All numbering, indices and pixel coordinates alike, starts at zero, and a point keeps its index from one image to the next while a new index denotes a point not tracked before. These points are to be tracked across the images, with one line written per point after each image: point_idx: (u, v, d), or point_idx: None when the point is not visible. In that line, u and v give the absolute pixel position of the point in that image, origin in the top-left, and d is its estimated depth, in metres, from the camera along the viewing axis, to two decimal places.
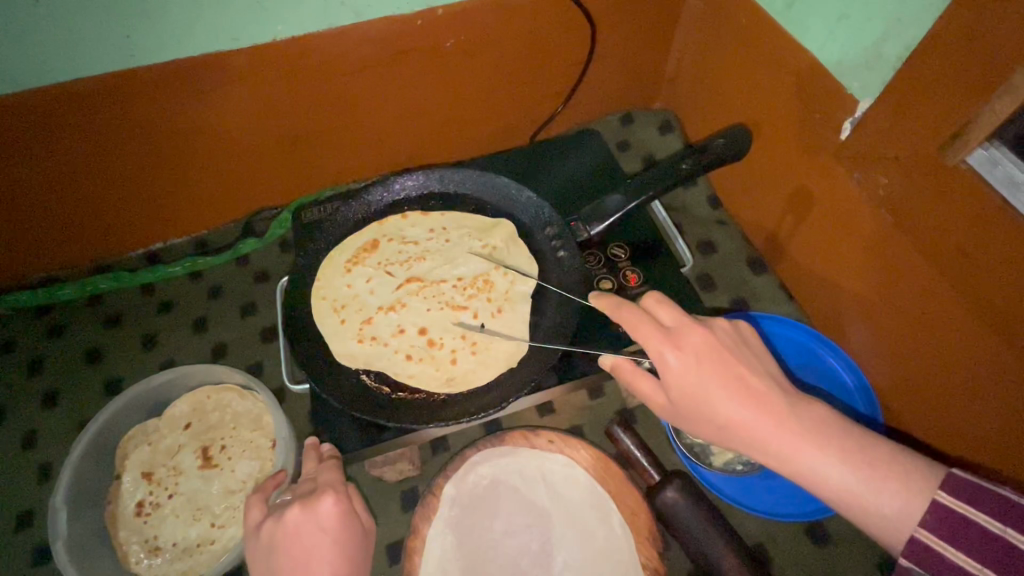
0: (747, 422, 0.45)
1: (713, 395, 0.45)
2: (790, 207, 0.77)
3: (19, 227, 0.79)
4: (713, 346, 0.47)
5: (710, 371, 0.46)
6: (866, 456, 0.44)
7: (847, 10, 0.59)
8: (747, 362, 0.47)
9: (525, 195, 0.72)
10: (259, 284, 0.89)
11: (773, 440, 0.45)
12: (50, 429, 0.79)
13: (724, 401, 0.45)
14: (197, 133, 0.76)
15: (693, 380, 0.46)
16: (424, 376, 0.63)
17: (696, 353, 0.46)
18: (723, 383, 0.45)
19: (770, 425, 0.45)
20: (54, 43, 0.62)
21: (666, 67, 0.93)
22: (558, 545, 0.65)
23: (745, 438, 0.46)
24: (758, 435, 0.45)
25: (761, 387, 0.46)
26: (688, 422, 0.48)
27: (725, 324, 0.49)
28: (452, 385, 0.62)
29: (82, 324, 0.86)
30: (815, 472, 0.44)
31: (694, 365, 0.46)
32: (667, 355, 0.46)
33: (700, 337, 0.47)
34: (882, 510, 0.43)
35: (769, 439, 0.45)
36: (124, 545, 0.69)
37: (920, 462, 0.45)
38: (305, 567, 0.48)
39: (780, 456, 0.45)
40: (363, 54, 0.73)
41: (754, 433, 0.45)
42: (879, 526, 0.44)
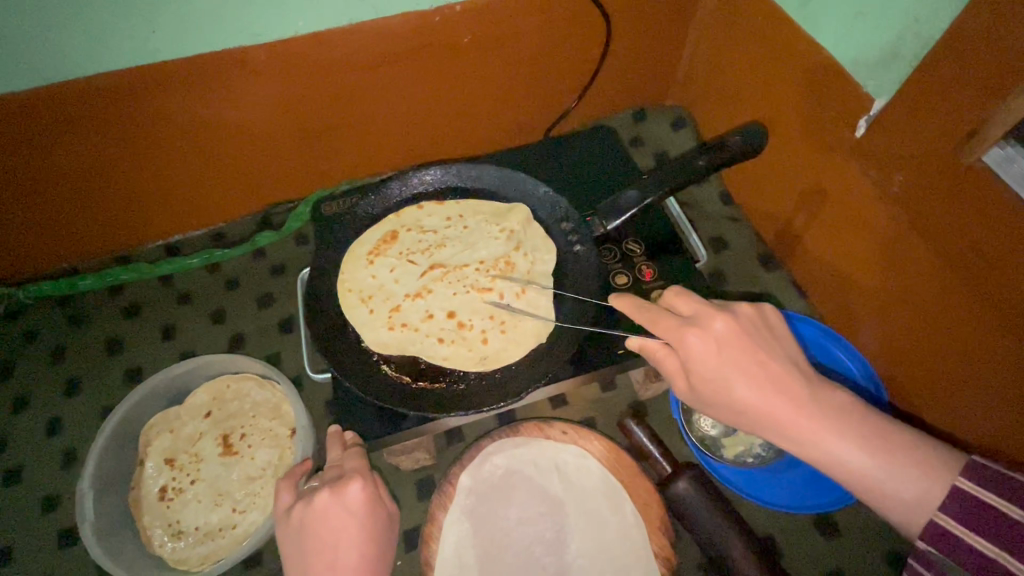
0: (767, 408, 0.46)
1: (732, 385, 0.47)
2: (803, 204, 0.78)
3: (43, 218, 0.81)
4: (734, 335, 0.47)
5: (729, 358, 0.47)
6: (884, 446, 0.45)
7: (864, 8, 0.60)
8: (771, 349, 0.48)
9: (541, 190, 0.74)
10: (275, 276, 0.90)
11: (793, 426, 0.46)
12: (73, 416, 0.81)
13: (744, 388, 0.46)
14: (215, 127, 0.77)
15: (714, 365, 0.47)
16: (458, 357, 0.64)
17: (717, 338, 0.47)
18: (745, 367, 0.46)
19: (790, 412, 0.46)
20: (80, 38, 0.63)
21: (679, 63, 0.93)
22: (572, 533, 0.67)
23: (766, 421, 0.47)
24: (778, 420, 0.46)
25: (781, 369, 0.47)
26: (710, 407, 0.50)
27: (749, 310, 0.49)
28: (483, 363, 0.64)
29: (103, 314, 0.88)
30: (834, 459, 0.45)
31: (715, 351, 0.47)
32: (691, 339, 0.47)
33: (723, 324, 0.48)
34: (898, 495, 0.45)
35: (789, 422, 0.46)
36: (149, 528, 0.71)
37: (936, 452, 0.46)
38: (333, 548, 0.51)
39: (798, 444, 0.46)
40: (381, 50, 0.74)
41: (776, 418, 0.46)
42: (896, 510, 0.45)
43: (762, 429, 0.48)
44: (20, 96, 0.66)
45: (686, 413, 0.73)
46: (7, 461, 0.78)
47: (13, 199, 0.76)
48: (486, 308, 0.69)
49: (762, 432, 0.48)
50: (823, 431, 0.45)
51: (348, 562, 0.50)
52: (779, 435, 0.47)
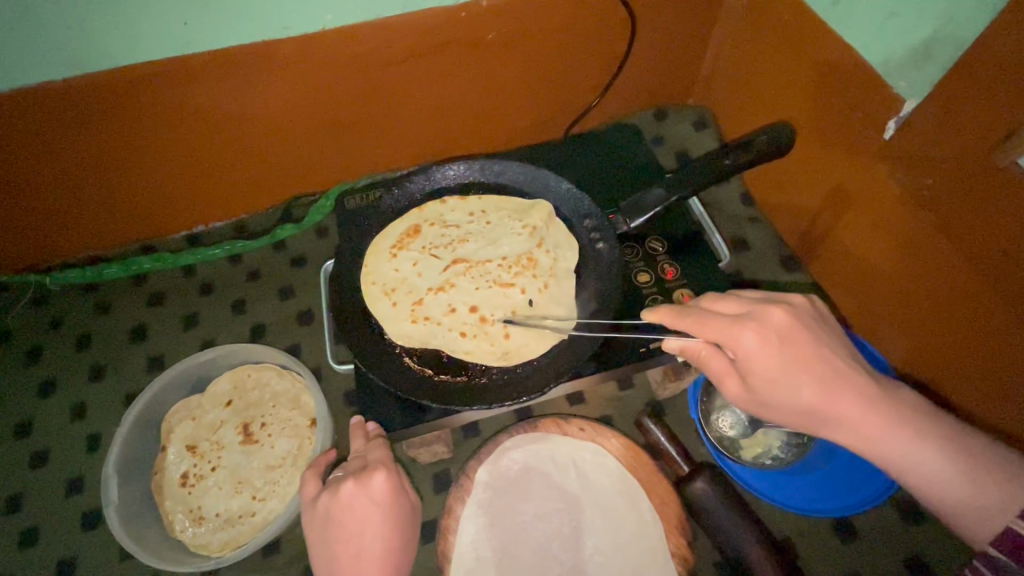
0: (827, 400, 0.48)
1: (798, 380, 0.48)
2: (826, 206, 0.77)
3: (71, 206, 0.82)
4: (794, 327, 0.49)
5: (790, 351, 0.48)
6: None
7: (897, 8, 0.59)
8: (829, 341, 0.49)
9: (564, 187, 0.74)
10: (296, 268, 0.91)
11: (853, 415, 0.48)
12: (97, 401, 0.83)
13: (806, 383, 0.48)
14: (242, 119, 0.78)
15: (776, 360, 0.48)
16: (480, 351, 0.65)
17: (777, 332, 0.48)
18: (807, 362, 0.48)
19: (850, 402, 0.48)
20: (113, 29, 0.64)
21: (702, 63, 0.93)
22: (588, 530, 0.67)
23: (828, 415, 0.49)
24: (844, 414, 0.48)
25: (842, 363, 0.49)
26: (769, 407, 0.50)
27: (803, 302, 0.51)
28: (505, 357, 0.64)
29: (127, 302, 0.89)
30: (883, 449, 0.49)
31: (776, 345, 0.48)
32: (749, 336, 0.48)
33: (782, 317, 0.49)
34: None
35: (852, 415, 0.48)
36: (170, 513, 0.72)
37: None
38: (359, 537, 0.53)
39: (859, 437, 0.49)
40: (408, 45, 0.74)
41: (840, 412, 0.48)
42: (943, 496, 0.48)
43: (819, 422, 0.50)
44: (52, 86, 0.67)
45: (704, 412, 0.73)
46: (34, 443, 0.80)
47: (43, 186, 0.78)
48: (508, 303, 0.69)
49: (816, 424, 0.50)
50: (875, 417, 0.48)
51: (373, 550, 0.52)
52: (838, 426, 0.49)
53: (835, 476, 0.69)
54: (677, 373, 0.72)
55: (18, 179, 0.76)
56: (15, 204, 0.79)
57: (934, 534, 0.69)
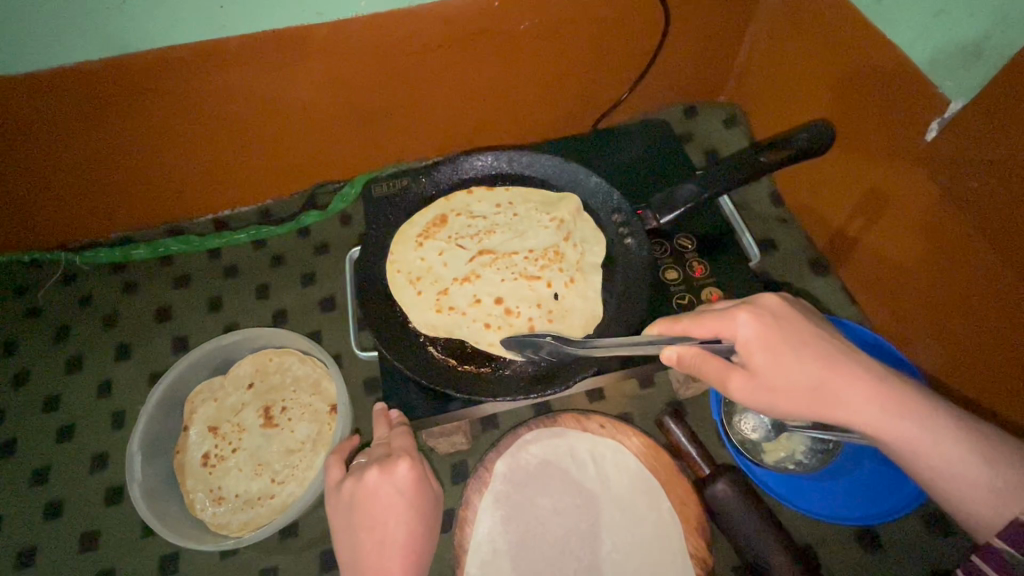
0: (828, 377, 0.48)
1: (800, 356, 0.48)
2: (860, 208, 0.75)
3: (102, 185, 0.83)
4: (785, 307, 0.50)
5: (787, 330, 0.49)
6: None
7: (946, 5, 0.57)
8: (820, 324, 0.51)
9: (593, 180, 0.74)
10: (319, 254, 0.92)
11: (855, 387, 0.48)
12: (123, 378, 0.84)
13: (806, 358, 0.48)
14: (272, 103, 0.78)
15: (775, 340, 0.48)
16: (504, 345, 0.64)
17: (771, 312, 0.49)
18: (804, 338, 0.48)
19: (852, 376, 0.48)
20: (150, 11, 0.64)
21: (734, 59, 0.91)
22: (605, 526, 0.67)
23: (839, 396, 0.48)
24: (851, 388, 0.48)
25: (840, 343, 0.49)
26: (777, 393, 0.48)
27: (792, 295, 0.53)
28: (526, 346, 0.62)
29: (154, 283, 0.90)
30: (910, 451, 0.48)
31: (773, 325, 0.49)
32: (745, 315, 0.49)
33: (774, 300, 0.51)
34: None
35: (861, 393, 0.47)
36: (191, 492, 0.73)
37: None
38: (382, 524, 0.53)
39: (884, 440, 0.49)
40: (439, 33, 0.74)
41: (847, 387, 0.48)
42: (978, 508, 0.47)
43: (828, 406, 0.48)
44: (88, 67, 0.67)
45: (726, 413, 0.72)
46: (60, 418, 0.81)
47: (75, 165, 0.79)
48: (533, 296, 0.69)
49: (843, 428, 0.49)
50: (884, 397, 0.48)
51: (395, 538, 0.52)
52: (847, 408, 0.48)
53: (861, 482, 0.67)
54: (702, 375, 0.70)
55: (52, 156, 0.77)
56: (48, 182, 0.80)
57: (961, 549, 0.67)
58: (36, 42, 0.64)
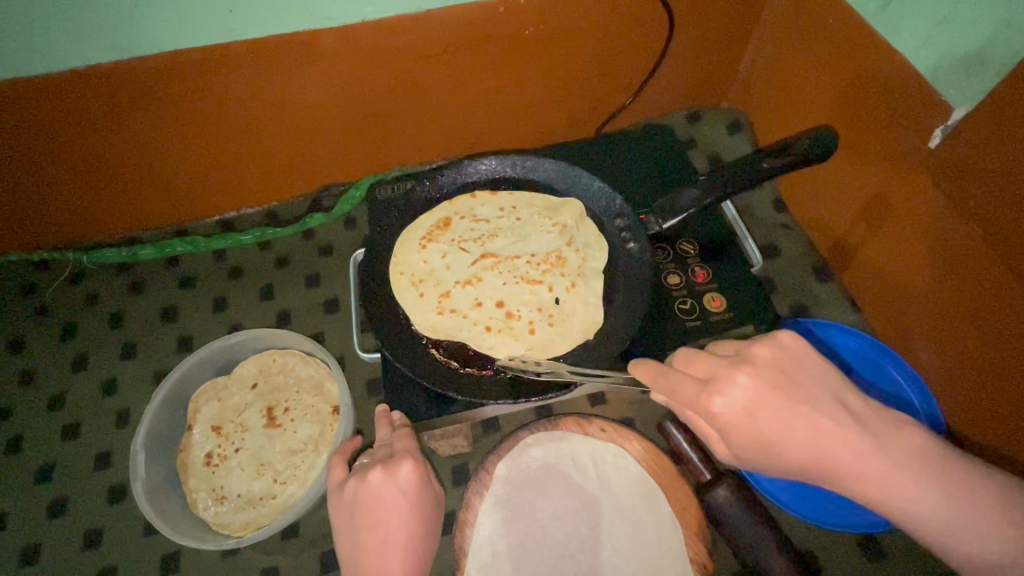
0: (816, 454, 0.43)
1: (783, 446, 0.43)
2: (863, 215, 0.75)
3: (110, 187, 0.84)
4: (758, 387, 0.44)
5: (767, 418, 0.43)
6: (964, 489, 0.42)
7: (949, 12, 0.57)
8: (810, 395, 0.44)
9: (596, 186, 0.74)
10: (323, 256, 0.92)
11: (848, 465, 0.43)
12: (127, 377, 0.85)
13: (791, 447, 0.43)
14: (277, 107, 0.79)
15: (752, 428, 0.44)
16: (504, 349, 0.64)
17: (745, 401, 0.44)
18: (788, 424, 0.43)
19: (843, 451, 0.43)
20: (161, 15, 0.65)
21: (739, 65, 0.92)
22: (605, 531, 0.66)
23: (832, 478, 0.44)
24: (843, 474, 0.43)
25: (832, 420, 0.43)
26: (765, 467, 0.47)
27: (767, 352, 0.45)
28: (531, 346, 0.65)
29: (159, 283, 0.91)
30: None
31: (749, 414, 0.44)
32: (715, 408, 0.44)
33: (747, 380, 0.44)
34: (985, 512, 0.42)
35: (856, 478, 0.43)
36: (193, 491, 0.74)
37: (1017, 490, 0.43)
38: (385, 524, 0.53)
39: None
40: (444, 38, 0.75)
41: (838, 472, 0.43)
42: None
43: (823, 476, 0.44)
44: (100, 70, 0.69)
45: None
46: (66, 416, 0.82)
47: (84, 166, 0.80)
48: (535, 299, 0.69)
49: None
50: (882, 466, 0.42)
51: (397, 539, 0.53)
52: (846, 483, 0.43)
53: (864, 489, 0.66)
54: None
55: (61, 157, 0.78)
56: (59, 181, 0.81)
57: None
58: (50, 44, 0.65)
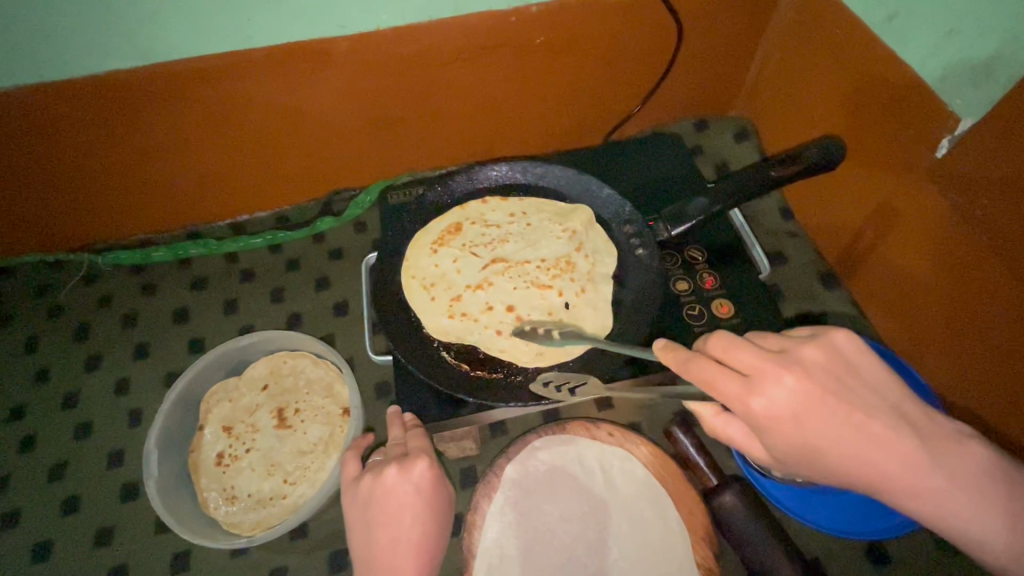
0: (858, 460, 0.43)
1: (826, 449, 0.43)
2: (870, 223, 0.76)
3: (127, 189, 0.86)
4: (807, 389, 0.43)
5: (814, 421, 0.43)
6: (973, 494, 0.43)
7: (955, 24, 0.58)
8: (857, 400, 0.44)
9: (605, 192, 0.75)
10: (334, 259, 0.93)
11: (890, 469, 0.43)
12: (140, 377, 0.86)
13: (834, 452, 0.43)
14: (291, 113, 0.80)
15: (796, 431, 0.43)
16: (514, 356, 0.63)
17: (794, 400, 0.43)
18: (833, 429, 0.43)
19: (885, 457, 0.43)
20: (182, 24, 0.67)
21: (746, 74, 0.93)
22: (612, 535, 0.67)
23: (869, 484, 0.44)
24: (883, 480, 0.44)
25: (877, 428, 0.43)
26: (798, 469, 0.47)
27: (816, 355, 0.45)
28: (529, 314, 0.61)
29: (172, 285, 0.92)
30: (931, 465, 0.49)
31: (796, 415, 0.43)
32: (760, 406, 0.43)
33: (792, 381, 0.43)
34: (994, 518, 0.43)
35: (894, 483, 0.43)
36: (205, 491, 0.75)
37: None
38: (398, 523, 0.54)
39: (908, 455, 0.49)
40: (456, 46, 0.76)
41: (877, 478, 0.44)
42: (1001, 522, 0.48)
43: (861, 482, 0.44)
44: (120, 75, 0.70)
45: None
46: (79, 415, 0.83)
47: (102, 168, 0.81)
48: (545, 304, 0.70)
49: None
50: (922, 468, 0.43)
51: (410, 538, 0.53)
52: (883, 489, 0.44)
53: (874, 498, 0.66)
54: None
55: (80, 160, 0.79)
56: (77, 184, 0.83)
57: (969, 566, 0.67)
58: (73, 51, 0.67)
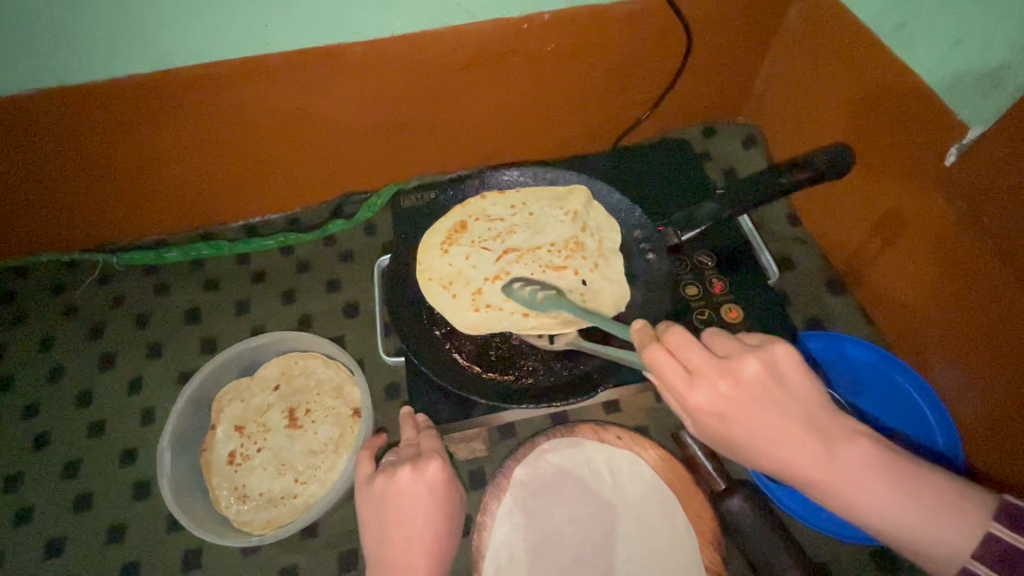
0: (782, 461, 0.45)
1: (753, 449, 0.45)
2: (877, 230, 0.76)
3: (142, 190, 0.87)
4: (734, 397, 0.45)
5: (741, 423, 0.45)
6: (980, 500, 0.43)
7: (964, 34, 0.59)
8: (788, 406, 0.45)
9: (615, 198, 0.76)
10: (344, 262, 0.94)
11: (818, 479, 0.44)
12: (153, 376, 0.87)
13: (760, 452, 0.45)
14: (304, 117, 0.81)
15: (727, 428, 0.45)
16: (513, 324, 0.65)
17: (726, 401, 0.45)
18: (761, 433, 0.44)
19: (809, 462, 0.44)
20: (202, 30, 0.68)
21: (754, 81, 0.94)
22: (620, 538, 0.67)
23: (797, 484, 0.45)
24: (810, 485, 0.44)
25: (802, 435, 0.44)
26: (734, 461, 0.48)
27: (756, 363, 0.45)
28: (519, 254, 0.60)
29: (185, 285, 0.94)
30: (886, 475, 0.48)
31: (727, 415, 0.45)
32: (697, 400, 0.45)
33: (724, 386, 0.45)
34: (1002, 525, 0.43)
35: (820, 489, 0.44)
36: (217, 489, 0.75)
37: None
38: (410, 523, 0.54)
39: None
40: (469, 52, 0.77)
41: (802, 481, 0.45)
42: None
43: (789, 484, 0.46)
44: (139, 79, 0.71)
45: None
46: (93, 413, 0.84)
47: (119, 170, 0.83)
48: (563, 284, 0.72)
49: None
50: (852, 478, 0.44)
51: (423, 538, 0.54)
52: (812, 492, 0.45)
53: None
54: None
55: (97, 161, 0.81)
56: (93, 185, 0.84)
57: None
58: (95, 56, 0.68)
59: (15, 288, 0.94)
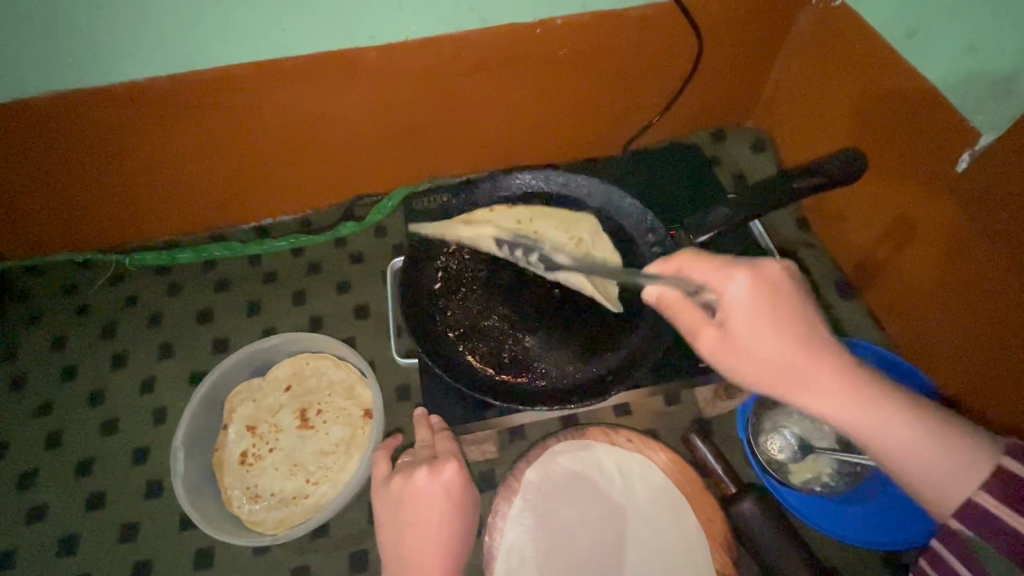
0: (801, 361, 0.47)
1: (772, 345, 0.47)
2: (888, 235, 0.77)
3: (157, 191, 0.88)
4: (765, 289, 0.47)
5: (772, 315, 0.47)
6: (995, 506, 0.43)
7: (977, 42, 0.59)
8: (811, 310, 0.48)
9: (627, 202, 0.77)
10: (355, 263, 0.95)
11: (832, 386, 0.46)
12: (165, 376, 0.87)
13: (779, 346, 0.47)
14: (319, 120, 0.82)
15: (754, 317, 0.47)
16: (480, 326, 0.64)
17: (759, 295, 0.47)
18: (783, 329, 0.47)
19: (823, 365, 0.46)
20: (220, 36, 0.69)
21: (764, 86, 0.94)
22: (631, 540, 0.67)
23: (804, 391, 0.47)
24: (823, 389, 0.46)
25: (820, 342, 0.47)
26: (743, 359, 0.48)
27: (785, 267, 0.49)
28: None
29: (197, 286, 0.94)
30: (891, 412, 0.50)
31: (759, 304, 0.47)
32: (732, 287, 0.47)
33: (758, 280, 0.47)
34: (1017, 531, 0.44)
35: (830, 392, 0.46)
36: (229, 489, 0.76)
37: None
38: (426, 524, 0.55)
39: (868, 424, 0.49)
40: (482, 56, 0.78)
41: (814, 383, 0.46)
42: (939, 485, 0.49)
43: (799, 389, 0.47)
44: (157, 82, 0.72)
45: (754, 432, 0.72)
46: (105, 412, 0.85)
47: (134, 171, 0.84)
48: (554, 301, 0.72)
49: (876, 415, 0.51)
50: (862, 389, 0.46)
51: (438, 539, 0.54)
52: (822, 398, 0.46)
53: (891, 508, 0.68)
54: (728, 395, 0.73)
55: (113, 163, 0.81)
56: (109, 186, 0.85)
57: None
58: (114, 61, 0.69)
59: (29, 287, 0.95)
